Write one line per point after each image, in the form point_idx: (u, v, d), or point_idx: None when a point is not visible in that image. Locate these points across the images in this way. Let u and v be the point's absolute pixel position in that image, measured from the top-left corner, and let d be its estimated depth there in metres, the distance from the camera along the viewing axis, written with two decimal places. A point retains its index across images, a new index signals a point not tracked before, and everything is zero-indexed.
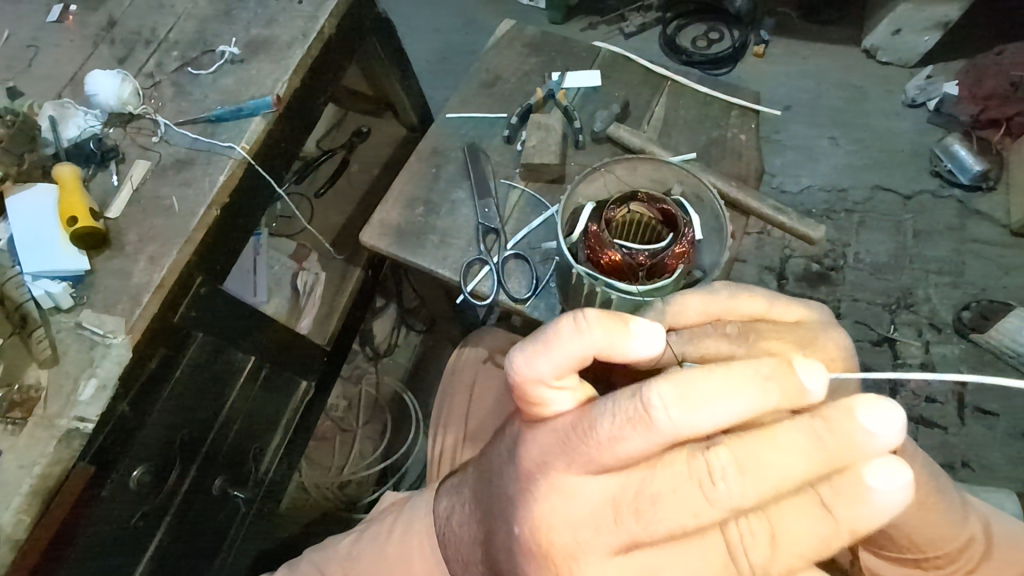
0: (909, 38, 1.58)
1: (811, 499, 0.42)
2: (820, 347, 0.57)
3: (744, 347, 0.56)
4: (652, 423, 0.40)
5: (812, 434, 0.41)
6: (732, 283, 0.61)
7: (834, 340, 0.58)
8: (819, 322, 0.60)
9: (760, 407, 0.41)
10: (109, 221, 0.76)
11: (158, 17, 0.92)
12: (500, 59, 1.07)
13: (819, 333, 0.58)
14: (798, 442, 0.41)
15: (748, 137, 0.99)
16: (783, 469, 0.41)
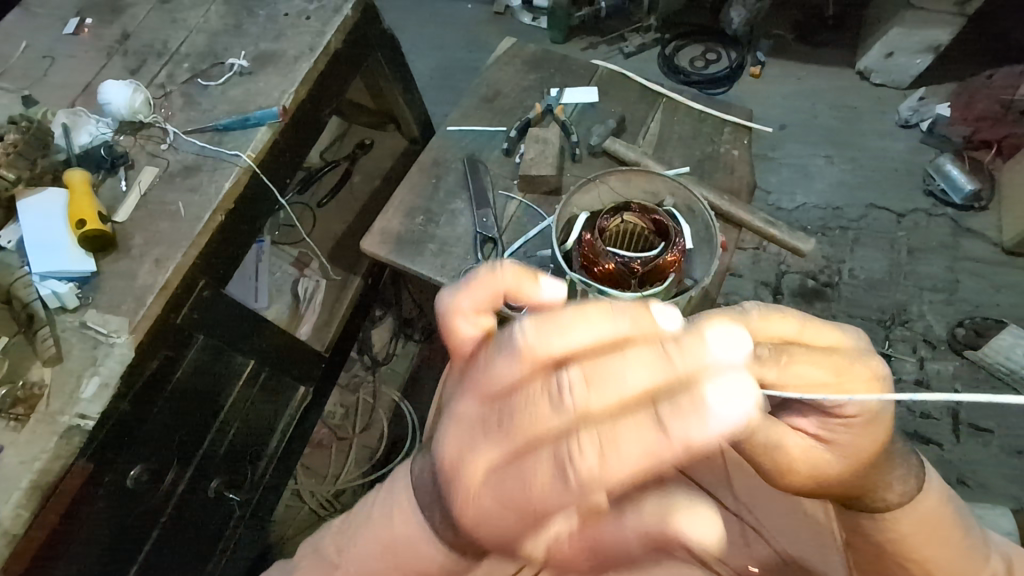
0: (901, 61, 1.62)
1: (651, 418, 0.41)
2: (857, 373, 0.51)
3: (776, 370, 0.48)
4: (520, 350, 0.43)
5: (661, 353, 0.41)
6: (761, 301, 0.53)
7: (872, 369, 0.52)
8: (854, 348, 0.53)
9: (611, 348, 0.42)
10: (117, 224, 0.78)
11: (170, 31, 0.95)
12: (501, 75, 1.10)
13: (857, 360, 0.51)
14: (643, 359, 0.41)
15: (741, 153, 1.01)
16: (626, 384, 0.41)
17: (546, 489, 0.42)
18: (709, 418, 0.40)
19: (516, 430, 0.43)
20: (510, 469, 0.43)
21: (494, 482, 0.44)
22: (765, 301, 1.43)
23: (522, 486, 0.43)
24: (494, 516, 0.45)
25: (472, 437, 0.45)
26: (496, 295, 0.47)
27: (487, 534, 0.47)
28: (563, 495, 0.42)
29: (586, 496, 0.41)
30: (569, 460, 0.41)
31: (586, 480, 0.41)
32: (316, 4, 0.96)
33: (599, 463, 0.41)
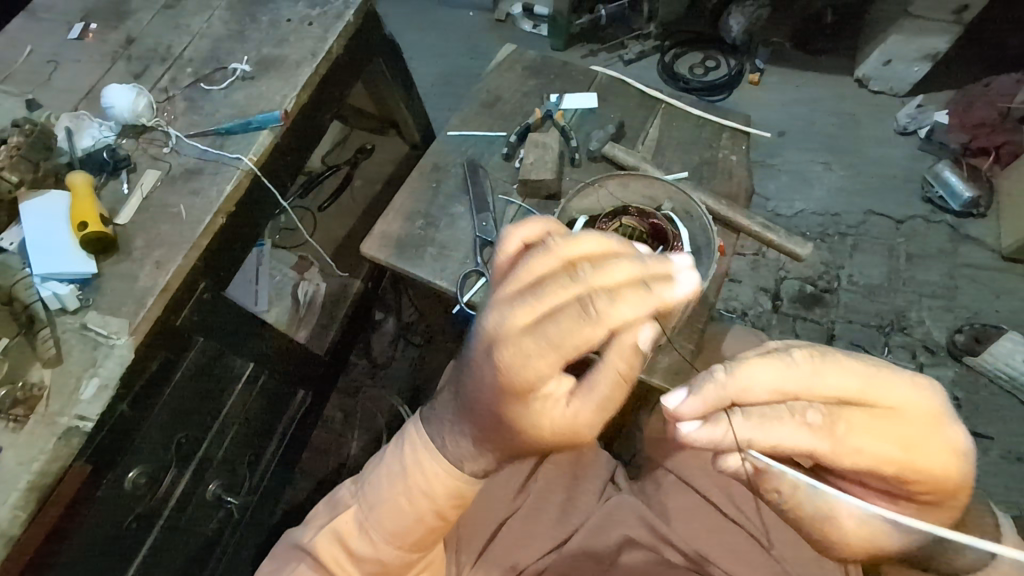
0: (899, 68, 1.63)
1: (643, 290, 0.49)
2: (929, 449, 0.48)
3: (828, 441, 0.48)
4: (546, 249, 0.51)
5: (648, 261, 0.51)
6: (817, 354, 0.51)
7: (947, 442, 0.49)
8: (934, 415, 0.50)
9: (607, 249, 0.53)
10: (118, 226, 0.79)
11: (174, 36, 0.96)
12: (501, 81, 1.11)
13: (930, 433, 0.49)
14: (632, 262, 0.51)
15: (739, 158, 1.02)
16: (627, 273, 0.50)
17: (572, 333, 0.48)
18: (681, 286, 0.49)
19: (546, 298, 0.49)
20: (539, 324, 0.49)
21: (525, 335, 0.50)
22: (765, 307, 1.43)
23: (550, 333, 0.49)
24: (524, 363, 0.50)
25: (505, 312, 0.50)
26: (540, 235, 0.57)
27: (514, 389, 0.52)
28: (585, 334, 0.48)
29: (601, 339, 0.48)
30: (589, 306, 0.48)
31: (600, 324, 0.48)
32: (318, 10, 0.96)
33: (613, 311, 0.48)
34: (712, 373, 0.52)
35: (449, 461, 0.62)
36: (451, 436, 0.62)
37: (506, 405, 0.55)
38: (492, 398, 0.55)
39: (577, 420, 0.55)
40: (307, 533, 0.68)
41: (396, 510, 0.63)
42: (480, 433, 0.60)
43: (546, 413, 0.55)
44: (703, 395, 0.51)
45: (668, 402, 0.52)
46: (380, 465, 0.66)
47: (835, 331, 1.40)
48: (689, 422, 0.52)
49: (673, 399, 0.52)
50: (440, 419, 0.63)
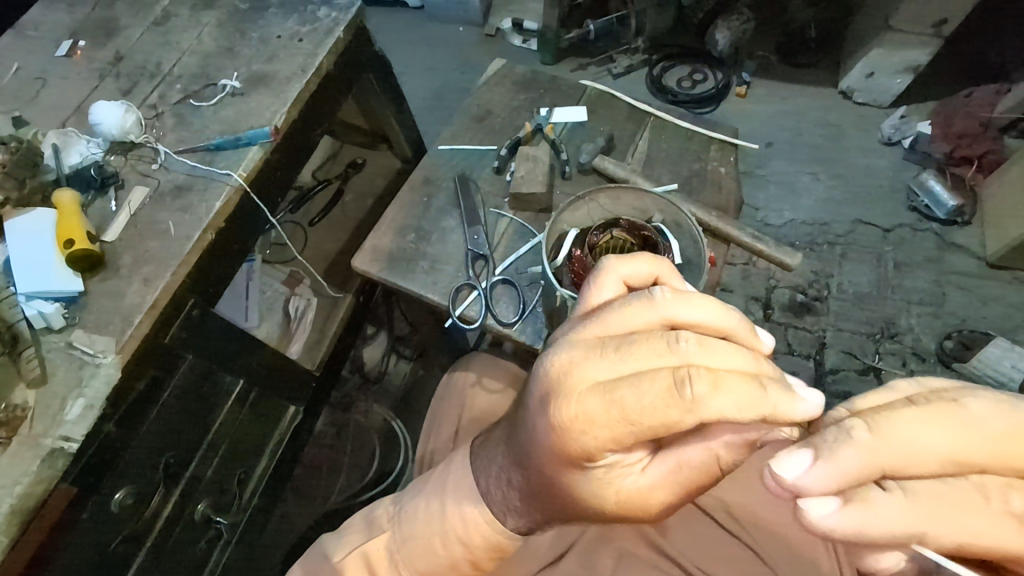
0: (882, 80, 1.66)
1: (753, 379, 0.43)
2: None
3: None
4: (649, 301, 0.49)
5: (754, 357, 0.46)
6: (997, 407, 0.43)
7: None
8: None
9: (716, 325, 0.49)
10: (106, 243, 0.78)
11: (163, 53, 0.96)
12: (491, 95, 1.12)
13: None
14: (738, 353, 0.45)
15: (728, 170, 1.03)
16: (730, 360, 0.45)
17: (649, 408, 0.43)
18: (808, 401, 0.41)
19: (629, 359, 0.46)
20: (612, 388, 0.45)
21: (595, 395, 0.46)
22: (756, 316, 1.44)
23: (622, 401, 0.44)
24: (588, 429, 0.46)
25: (583, 357, 0.47)
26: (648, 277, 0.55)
27: (571, 454, 0.49)
28: (665, 416, 0.43)
29: (682, 420, 0.43)
30: (681, 386, 0.43)
31: (688, 408, 0.42)
32: (309, 27, 0.97)
33: (708, 399, 0.42)
34: (853, 432, 0.42)
35: (492, 509, 0.62)
36: (499, 485, 0.61)
37: (563, 465, 0.52)
38: (547, 454, 0.51)
39: (647, 497, 0.52)
40: (337, 551, 0.69)
41: (428, 549, 0.64)
42: (530, 490, 0.58)
43: (612, 484, 0.52)
44: (840, 462, 0.41)
45: (786, 470, 0.42)
46: (420, 498, 0.66)
47: (826, 339, 1.41)
48: (820, 502, 0.42)
49: (795, 465, 0.42)
50: (490, 461, 0.63)
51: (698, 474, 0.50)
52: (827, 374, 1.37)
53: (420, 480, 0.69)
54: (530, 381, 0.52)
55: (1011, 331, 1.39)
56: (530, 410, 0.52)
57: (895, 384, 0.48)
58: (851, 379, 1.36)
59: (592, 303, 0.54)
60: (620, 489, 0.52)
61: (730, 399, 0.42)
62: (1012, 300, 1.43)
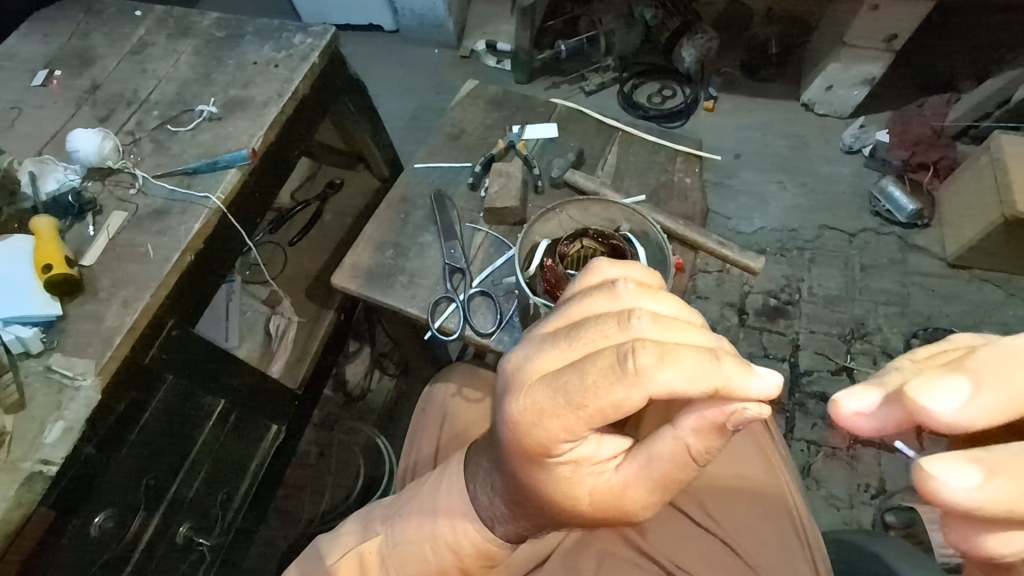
0: (840, 93, 1.74)
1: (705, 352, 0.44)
2: None
3: None
4: (612, 292, 0.50)
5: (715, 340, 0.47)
6: None
7: None
8: None
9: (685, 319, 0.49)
10: (84, 268, 0.79)
11: (140, 80, 0.98)
12: (464, 114, 1.16)
13: None
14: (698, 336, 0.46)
15: (693, 180, 1.07)
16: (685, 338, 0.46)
17: (592, 387, 0.45)
18: (763, 377, 0.43)
19: (579, 344, 0.48)
20: (559, 374, 0.47)
21: (543, 383, 0.48)
22: (731, 321, 1.48)
23: (568, 386, 0.46)
24: (539, 419, 0.47)
25: (540, 343, 0.50)
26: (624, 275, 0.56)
27: (530, 448, 0.50)
28: (611, 393, 0.44)
29: (629, 391, 0.43)
30: (623, 360, 0.44)
31: (631, 382, 0.43)
32: (284, 53, 1.00)
33: (652, 370, 0.43)
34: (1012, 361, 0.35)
35: (481, 517, 0.62)
36: (486, 491, 0.62)
37: (529, 463, 0.52)
38: (513, 452, 0.52)
39: (622, 490, 0.52)
40: (331, 552, 0.70)
41: (417, 554, 0.65)
42: (511, 495, 0.59)
43: (586, 480, 0.53)
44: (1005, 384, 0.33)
45: (939, 386, 0.34)
46: (412, 503, 0.67)
47: (799, 341, 1.46)
48: (961, 466, 0.32)
49: (956, 382, 0.34)
50: (479, 468, 0.64)
51: (670, 468, 0.50)
52: (802, 376, 1.41)
53: (412, 486, 0.70)
54: (496, 381, 0.55)
55: (973, 327, 1.45)
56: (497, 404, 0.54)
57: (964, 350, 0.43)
58: (825, 379, 1.40)
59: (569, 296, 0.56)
60: (595, 485, 0.53)
61: (679, 371, 0.43)
62: (972, 297, 1.49)
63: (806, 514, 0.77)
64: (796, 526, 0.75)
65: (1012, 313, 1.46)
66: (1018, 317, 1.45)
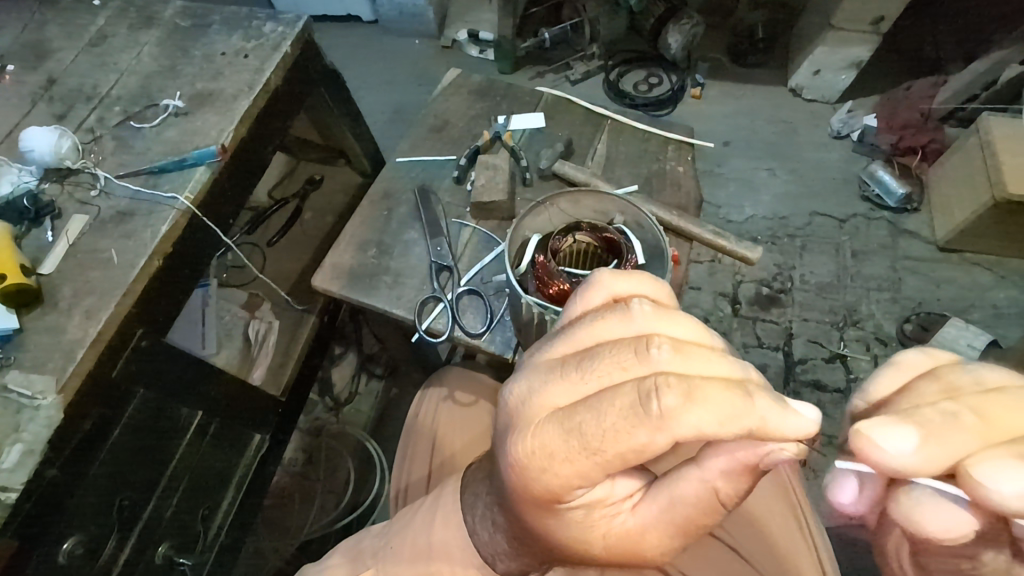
0: (828, 77, 1.72)
1: (729, 387, 0.42)
2: None
3: None
4: (626, 315, 0.48)
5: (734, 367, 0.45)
6: None
7: None
8: None
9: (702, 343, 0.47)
10: (42, 276, 0.73)
11: (100, 74, 0.92)
12: (447, 105, 1.11)
13: None
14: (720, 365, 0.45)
15: (686, 169, 1.04)
16: (708, 368, 0.44)
17: (611, 430, 0.43)
18: (801, 416, 0.42)
19: (593, 377, 0.46)
20: (572, 412, 0.45)
21: (555, 422, 0.45)
22: (725, 311, 1.46)
23: (583, 427, 0.44)
24: (552, 464, 0.45)
25: (546, 375, 0.48)
26: (633, 292, 0.52)
27: (540, 493, 0.48)
28: (633, 436, 0.42)
29: (653, 433, 0.42)
30: (647, 400, 0.42)
31: (656, 425, 0.41)
32: (254, 42, 0.94)
33: (677, 412, 0.41)
34: (954, 415, 0.40)
35: (482, 553, 0.61)
36: (486, 527, 0.60)
37: (538, 508, 0.50)
38: (520, 497, 0.50)
39: (639, 533, 0.51)
40: None
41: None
42: (516, 533, 0.57)
43: (600, 523, 0.51)
44: (944, 443, 0.39)
45: (888, 446, 0.39)
46: (405, 535, 0.65)
47: (792, 330, 1.44)
48: (905, 436, 0.39)
49: (903, 443, 0.39)
50: (476, 498, 0.61)
51: (693, 510, 0.48)
52: (797, 365, 1.40)
53: (404, 514, 0.68)
54: (496, 415, 0.52)
55: (964, 311, 1.44)
56: (499, 438, 0.51)
57: (903, 357, 0.49)
58: (819, 367, 1.39)
59: (572, 316, 0.53)
60: (610, 528, 0.51)
61: (706, 410, 0.41)
62: (963, 281, 1.48)
63: (807, 513, 0.76)
64: (800, 526, 0.74)
65: (1003, 295, 1.45)
66: (1009, 300, 1.45)
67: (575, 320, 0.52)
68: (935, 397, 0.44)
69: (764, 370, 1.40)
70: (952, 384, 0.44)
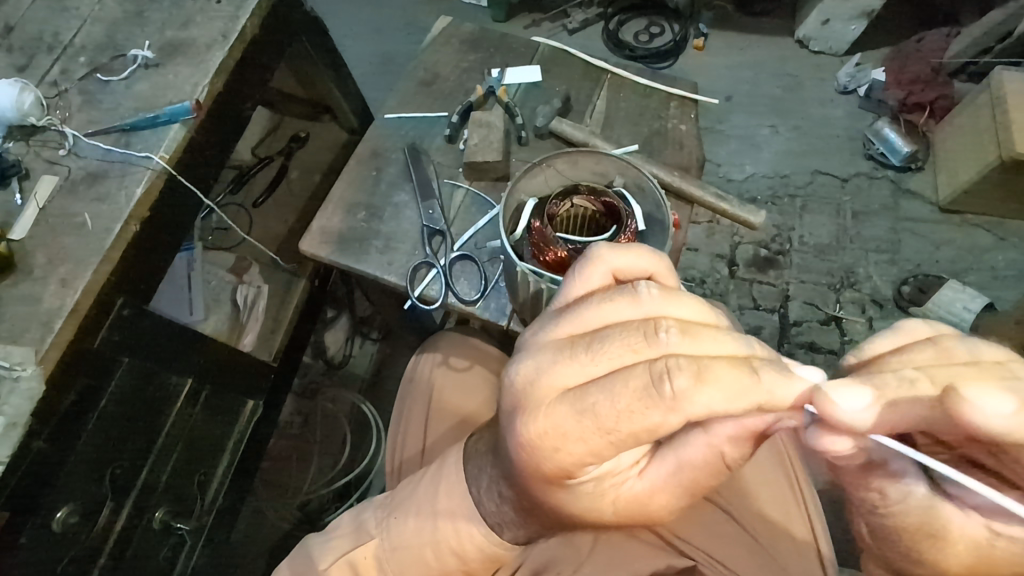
0: (837, 27, 1.63)
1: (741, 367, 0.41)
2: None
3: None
4: (635, 297, 0.46)
5: (740, 344, 0.44)
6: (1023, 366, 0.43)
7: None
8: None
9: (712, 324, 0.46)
10: (13, 243, 0.70)
11: (62, 21, 0.85)
12: (437, 57, 1.04)
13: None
14: (728, 345, 0.43)
15: (688, 127, 0.99)
16: (718, 347, 0.43)
17: (624, 411, 0.42)
18: (806, 379, 0.41)
19: (601, 359, 0.44)
20: (583, 393, 0.43)
21: (565, 404, 0.44)
22: (722, 273, 1.44)
23: (595, 408, 0.43)
24: (564, 444, 0.45)
25: (553, 355, 0.45)
26: (633, 268, 0.50)
27: (551, 471, 0.47)
28: (645, 417, 0.41)
29: (666, 414, 0.41)
30: (660, 382, 0.41)
31: (669, 406, 0.41)
32: None
33: (689, 393, 0.40)
34: (914, 386, 0.40)
35: (487, 522, 0.61)
36: (492, 498, 0.60)
37: (548, 484, 0.50)
38: (530, 475, 0.50)
39: (648, 495, 0.51)
40: (322, 556, 0.67)
41: (419, 556, 0.64)
42: (524, 505, 0.57)
43: (609, 492, 0.51)
44: (893, 403, 0.39)
45: (842, 404, 0.38)
46: (408, 506, 0.64)
47: (789, 292, 1.43)
48: (854, 395, 0.38)
49: (856, 401, 0.38)
50: (480, 470, 0.61)
51: (702, 472, 0.48)
52: (791, 327, 1.39)
53: (404, 485, 0.67)
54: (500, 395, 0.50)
55: (961, 273, 1.43)
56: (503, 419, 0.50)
57: (904, 324, 0.47)
58: (814, 329, 1.39)
59: (570, 294, 0.51)
60: (618, 495, 0.51)
61: (719, 390, 0.41)
62: (963, 242, 1.46)
63: (802, 475, 0.76)
64: (794, 490, 0.75)
65: (1001, 258, 1.44)
66: (1007, 261, 1.43)
67: (575, 300, 0.50)
68: (924, 362, 0.43)
69: (759, 332, 1.40)
70: (947, 353, 0.44)
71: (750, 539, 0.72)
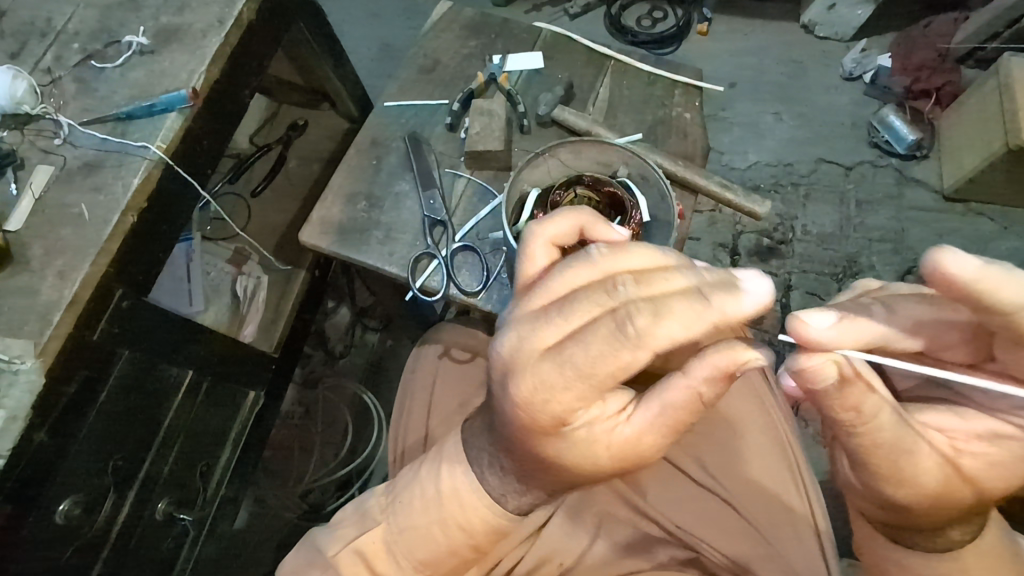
0: (843, 12, 1.60)
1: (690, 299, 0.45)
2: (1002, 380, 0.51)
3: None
4: (589, 260, 0.49)
5: (688, 276, 0.48)
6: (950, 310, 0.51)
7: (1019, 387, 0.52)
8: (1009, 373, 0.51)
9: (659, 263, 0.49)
10: (9, 234, 0.69)
11: (54, 6, 0.83)
12: (438, 43, 1.02)
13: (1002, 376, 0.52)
14: (676, 281, 0.47)
15: (693, 115, 0.98)
16: (668, 284, 0.47)
17: (599, 357, 0.45)
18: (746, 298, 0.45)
19: (571, 319, 0.47)
20: (561, 348, 0.47)
21: (548, 364, 0.47)
22: (724, 262, 1.43)
23: (574, 359, 0.46)
24: (553, 395, 0.48)
25: (526, 325, 0.49)
26: (578, 227, 0.54)
27: (545, 423, 0.51)
28: (619, 358, 0.45)
29: (637, 351, 0.45)
30: (623, 325, 0.45)
31: (637, 344, 0.44)
32: None
33: (652, 329, 0.44)
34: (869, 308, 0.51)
35: (491, 493, 0.61)
36: (495, 471, 0.60)
37: (545, 437, 0.53)
38: (526, 432, 0.53)
39: (637, 439, 0.52)
40: (330, 544, 0.66)
41: (428, 539, 0.63)
42: (525, 470, 0.58)
43: (600, 438, 0.52)
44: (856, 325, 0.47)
45: (816, 321, 0.46)
46: (415, 492, 0.64)
47: (791, 281, 1.42)
48: (824, 317, 0.46)
49: (825, 319, 0.46)
50: (480, 446, 0.62)
51: (683, 411, 0.50)
52: None
53: (410, 471, 0.67)
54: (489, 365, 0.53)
55: None
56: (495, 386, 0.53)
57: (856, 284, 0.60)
58: None
59: (529, 272, 0.55)
60: (610, 441, 0.52)
61: (675, 323, 0.45)
62: (968, 232, 1.45)
63: (797, 450, 0.76)
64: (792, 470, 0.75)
65: (1005, 247, 1.43)
66: (1010, 250, 1.43)
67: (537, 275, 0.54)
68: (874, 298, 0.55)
69: None
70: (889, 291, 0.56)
71: (744, 522, 0.72)
